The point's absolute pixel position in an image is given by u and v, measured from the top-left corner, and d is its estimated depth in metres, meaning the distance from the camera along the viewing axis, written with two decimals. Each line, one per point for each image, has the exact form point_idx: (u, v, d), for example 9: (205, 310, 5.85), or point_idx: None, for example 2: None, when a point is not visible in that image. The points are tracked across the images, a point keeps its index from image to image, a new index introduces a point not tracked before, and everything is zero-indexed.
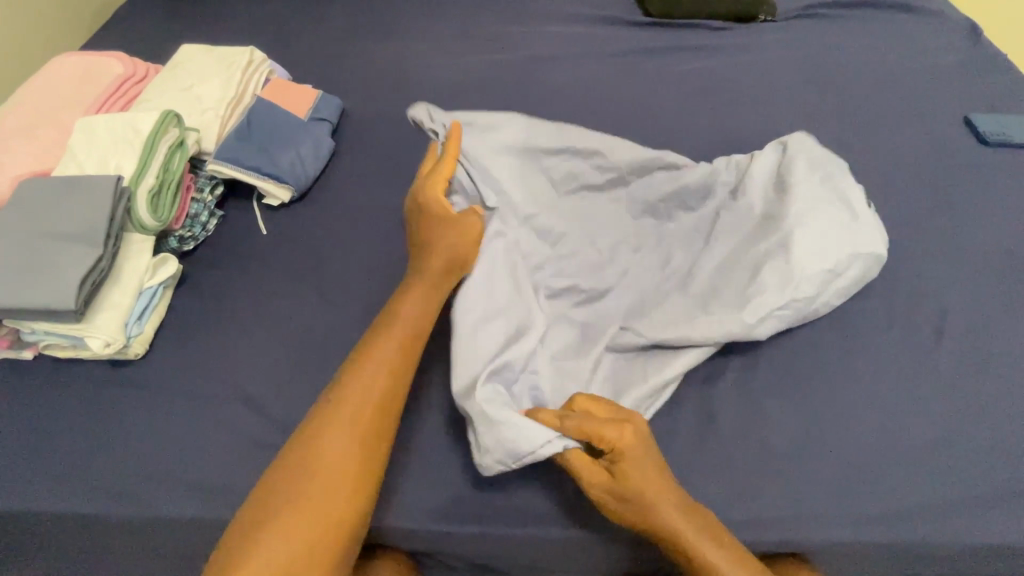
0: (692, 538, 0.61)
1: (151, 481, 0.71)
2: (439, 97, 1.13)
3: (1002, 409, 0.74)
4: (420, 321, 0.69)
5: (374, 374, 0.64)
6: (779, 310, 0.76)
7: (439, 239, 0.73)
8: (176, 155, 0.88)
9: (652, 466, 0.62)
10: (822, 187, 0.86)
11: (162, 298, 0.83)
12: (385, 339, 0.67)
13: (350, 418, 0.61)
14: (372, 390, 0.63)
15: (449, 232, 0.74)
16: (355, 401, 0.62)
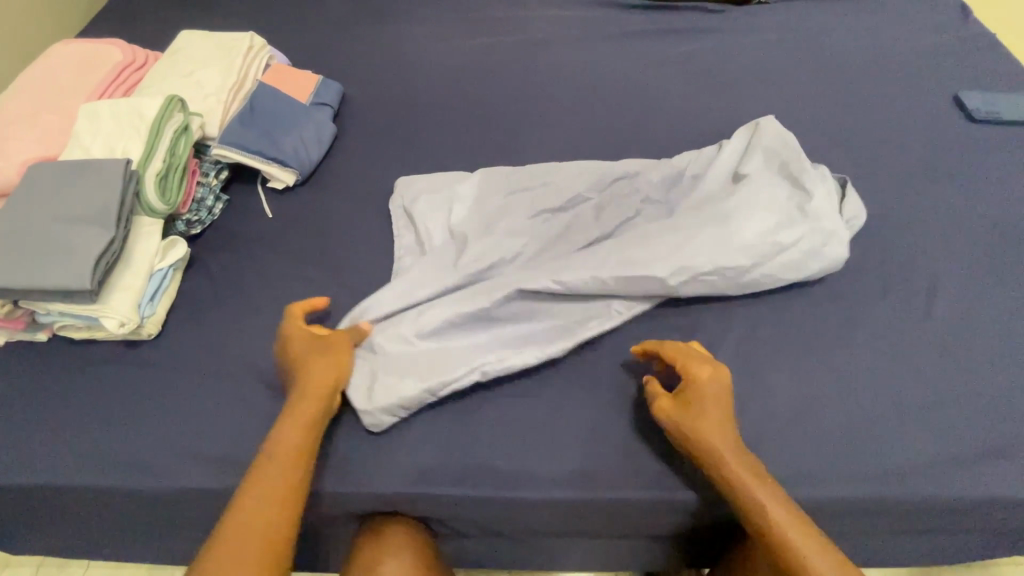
0: (732, 470, 0.63)
1: (171, 454, 0.73)
2: (438, 81, 1.15)
3: (986, 371, 0.78)
4: (306, 439, 0.65)
5: (253, 498, 0.60)
6: (748, 270, 0.80)
7: (309, 361, 0.71)
8: (182, 139, 0.89)
9: (712, 402, 0.68)
10: (779, 175, 0.89)
11: (172, 280, 0.85)
12: (269, 464, 0.63)
13: (232, 541, 0.57)
14: (253, 515, 0.59)
15: (315, 355, 0.72)
16: (238, 530, 0.57)
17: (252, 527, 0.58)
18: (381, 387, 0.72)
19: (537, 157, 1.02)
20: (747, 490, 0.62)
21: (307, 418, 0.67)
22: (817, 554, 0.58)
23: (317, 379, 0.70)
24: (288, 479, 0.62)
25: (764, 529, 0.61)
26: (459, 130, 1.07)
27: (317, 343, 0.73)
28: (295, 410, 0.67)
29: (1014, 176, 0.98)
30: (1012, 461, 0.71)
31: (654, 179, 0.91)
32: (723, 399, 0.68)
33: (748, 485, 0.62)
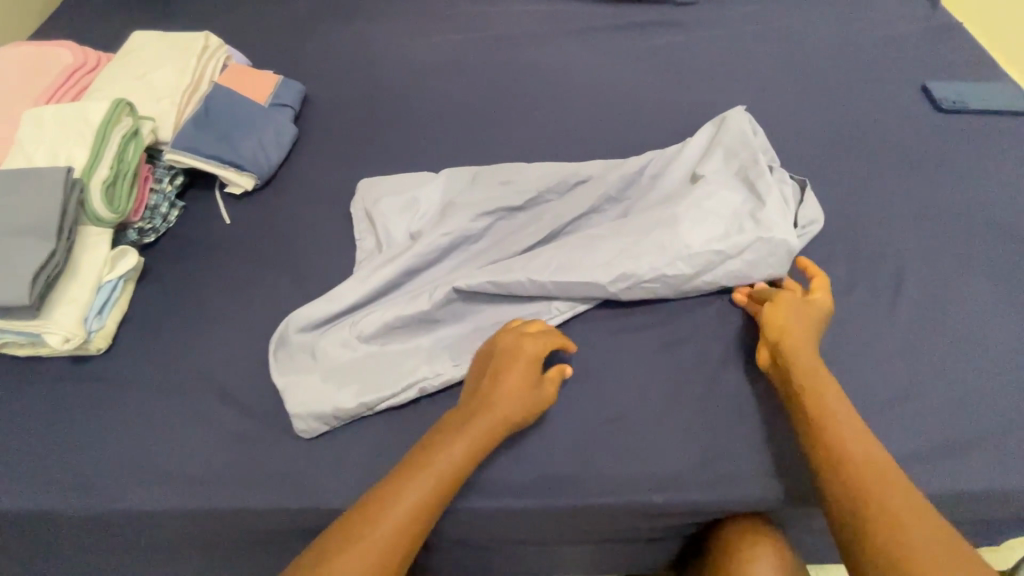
0: (813, 381, 0.67)
1: (120, 474, 0.70)
2: (403, 78, 1.12)
3: (951, 363, 0.77)
4: (438, 500, 0.61)
5: (411, 500, 0.59)
6: (701, 269, 0.79)
7: (508, 379, 0.68)
8: (131, 145, 0.86)
9: (811, 325, 0.73)
10: (735, 177, 0.88)
11: (123, 292, 0.81)
12: (396, 510, 0.59)
13: (380, 532, 0.57)
14: (406, 516, 0.58)
15: (526, 375, 0.69)
16: (390, 526, 0.57)
17: (398, 526, 0.58)
18: (317, 394, 0.72)
19: (503, 156, 1.00)
20: (824, 402, 0.65)
21: (477, 443, 0.64)
22: (875, 459, 0.60)
23: (503, 407, 0.67)
24: (403, 542, 0.57)
25: (826, 436, 0.62)
26: (424, 129, 1.04)
27: (528, 377, 0.69)
28: (470, 428, 0.65)
29: (979, 166, 0.99)
30: (977, 452, 0.71)
31: (612, 181, 0.90)
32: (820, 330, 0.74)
33: (825, 397, 0.65)
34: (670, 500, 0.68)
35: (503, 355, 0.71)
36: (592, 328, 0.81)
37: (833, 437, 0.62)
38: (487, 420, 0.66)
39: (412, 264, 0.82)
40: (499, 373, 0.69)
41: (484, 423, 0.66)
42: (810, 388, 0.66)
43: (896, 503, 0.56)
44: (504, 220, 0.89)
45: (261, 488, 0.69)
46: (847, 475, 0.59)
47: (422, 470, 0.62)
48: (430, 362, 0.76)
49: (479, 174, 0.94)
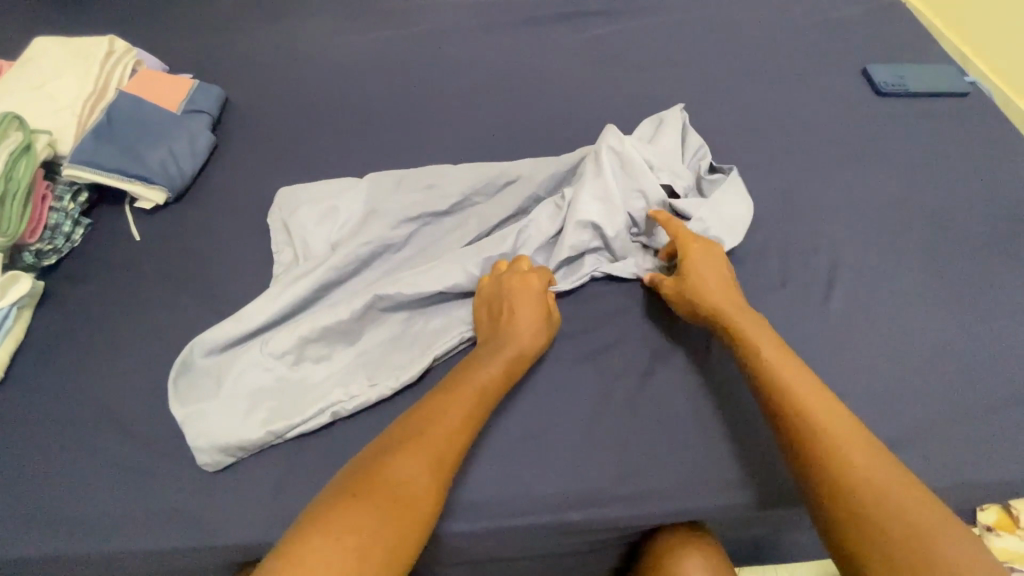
0: (775, 359, 0.64)
1: (9, 518, 0.65)
2: (328, 78, 1.06)
3: (883, 357, 0.75)
4: (477, 412, 0.65)
5: (458, 408, 0.63)
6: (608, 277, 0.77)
7: (525, 311, 0.71)
8: (22, 161, 0.80)
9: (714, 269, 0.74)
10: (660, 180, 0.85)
11: (17, 320, 0.76)
12: (442, 422, 0.62)
13: (423, 449, 0.59)
14: (447, 437, 0.61)
15: (541, 309, 0.73)
16: (437, 438, 0.60)
17: (438, 442, 0.60)
18: (221, 423, 0.68)
19: (430, 157, 0.95)
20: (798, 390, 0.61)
21: (506, 366, 0.68)
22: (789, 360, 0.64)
23: (524, 337, 0.70)
24: (453, 450, 0.61)
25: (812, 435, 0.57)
26: (349, 131, 0.99)
27: (546, 305, 0.74)
28: (501, 353, 0.69)
29: (918, 151, 0.97)
30: (909, 448, 0.69)
31: (544, 183, 0.87)
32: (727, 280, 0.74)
33: (796, 381, 0.62)
34: (589, 517, 0.66)
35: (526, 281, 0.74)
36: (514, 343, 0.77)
37: (820, 432, 0.57)
38: (525, 339, 0.70)
39: (324, 280, 0.78)
40: (513, 308, 0.71)
41: (523, 340, 0.70)
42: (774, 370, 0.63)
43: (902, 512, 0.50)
44: (423, 229, 0.85)
45: (162, 525, 0.65)
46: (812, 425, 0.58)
47: (462, 385, 0.65)
48: (345, 387, 0.72)
49: (402, 177, 0.89)
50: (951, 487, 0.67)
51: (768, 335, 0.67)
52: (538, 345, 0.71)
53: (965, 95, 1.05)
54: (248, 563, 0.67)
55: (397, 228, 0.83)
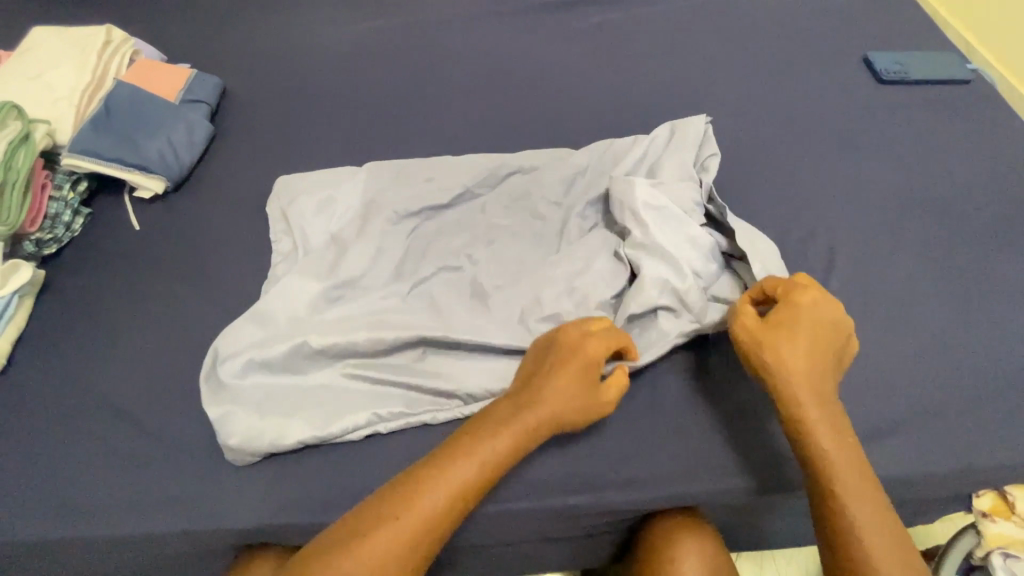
0: (834, 456, 0.59)
1: (14, 502, 0.66)
2: (326, 68, 1.06)
3: (880, 344, 0.76)
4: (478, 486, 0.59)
5: (452, 480, 0.58)
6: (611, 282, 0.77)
7: (568, 377, 0.64)
8: (21, 151, 0.81)
9: (809, 333, 0.65)
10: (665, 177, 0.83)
11: (19, 308, 0.77)
12: (433, 492, 0.57)
13: (400, 526, 0.55)
14: (432, 513, 0.56)
15: (580, 375, 0.65)
16: (421, 514, 0.56)
17: (426, 525, 0.56)
18: (248, 425, 0.68)
19: (428, 147, 0.95)
20: (844, 488, 0.58)
21: (526, 436, 0.62)
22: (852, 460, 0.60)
23: (556, 405, 0.63)
24: (434, 528, 0.56)
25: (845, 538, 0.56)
26: (347, 121, 0.99)
27: (589, 372, 0.65)
28: (520, 418, 0.62)
29: (918, 139, 0.96)
30: (902, 435, 0.69)
31: (551, 183, 0.87)
32: (825, 347, 0.65)
33: (844, 478, 0.58)
34: (587, 501, 0.67)
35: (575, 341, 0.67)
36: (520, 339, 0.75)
37: (857, 543, 0.56)
38: (548, 409, 0.63)
39: (327, 276, 0.78)
40: (556, 366, 0.65)
41: (546, 408, 0.63)
42: (827, 462, 0.59)
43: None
44: (426, 222, 0.85)
45: (162, 510, 0.66)
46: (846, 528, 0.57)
47: (467, 450, 0.60)
48: (381, 397, 0.71)
49: (402, 169, 0.89)
50: (944, 473, 0.68)
51: (834, 419, 0.62)
52: (563, 417, 0.63)
53: (967, 82, 1.04)
54: (248, 547, 0.68)
55: (398, 222, 0.84)
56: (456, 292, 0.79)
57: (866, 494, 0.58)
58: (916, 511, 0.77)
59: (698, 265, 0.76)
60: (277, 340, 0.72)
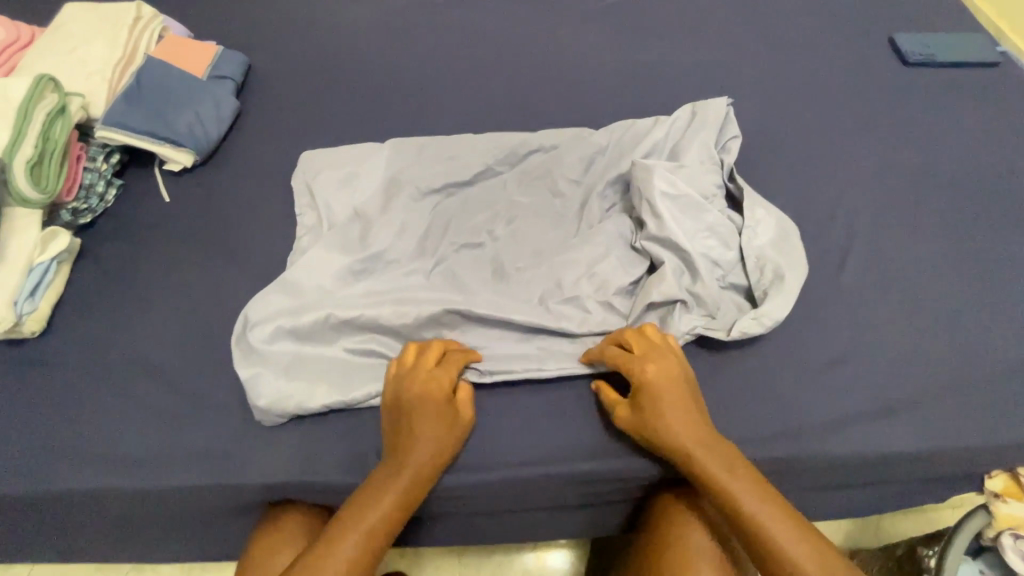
0: (753, 508, 0.60)
1: (54, 455, 0.70)
2: (348, 46, 1.07)
3: (895, 323, 0.76)
4: (376, 549, 0.60)
5: (348, 553, 0.59)
6: (629, 266, 0.79)
7: (424, 422, 0.65)
8: (57, 123, 0.83)
9: (678, 392, 0.66)
10: (685, 160, 0.84)
11: (57, 274, 0.80)
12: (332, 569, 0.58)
13: None
14: None
15: (440, 420, 0.65)
16: None
17: None
18: (277, 388, 0.71)
19: (449, 125, 0.96)
20: (773, 535, 0.59)
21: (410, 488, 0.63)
22: (754, 489, 0.61)
23: (423, 451, 0.64)
24: None
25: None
26: (369, 98, 1.00)
27: (445, 413, 0.66)
28: (393, 479, 0.63)
29: (944, 122, 0.95)
30: (914, 412, 0.70)
31: (572, 163, 0.88)
32: (689, 402, 0.66)
33: (770, 525, 0.59)
34: (599, 468, 0.69)
35: (426, 388, 0.67)
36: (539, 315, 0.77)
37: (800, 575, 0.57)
38: (418, 457, 0.63)
39: (351, 251, 0.81)
40: (415, 419, 0.65)
41: (416, 457, 0.63)
42: (752, 518, 0.60)
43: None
44: (446, 199, 0.87)
45: (195, 466, 0.69)
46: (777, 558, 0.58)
47: (352, 522, 0.60)
48: None
49: (423, 147, 0.91)
50: (953, 449, 0.69)
51: (725, 457, 0.63)
52: (434, 459, 0.64)
53: (995, 65, 1.02)
54: (276, 503, 0.71)
55: (420, 199, 0.86)
56: (478, 270, 0.81)
57: (789, 525, 0.60)
58: (922, 488, 0.78)
59: (716, 249, 0.77)
60: (306, 310, 0.75)
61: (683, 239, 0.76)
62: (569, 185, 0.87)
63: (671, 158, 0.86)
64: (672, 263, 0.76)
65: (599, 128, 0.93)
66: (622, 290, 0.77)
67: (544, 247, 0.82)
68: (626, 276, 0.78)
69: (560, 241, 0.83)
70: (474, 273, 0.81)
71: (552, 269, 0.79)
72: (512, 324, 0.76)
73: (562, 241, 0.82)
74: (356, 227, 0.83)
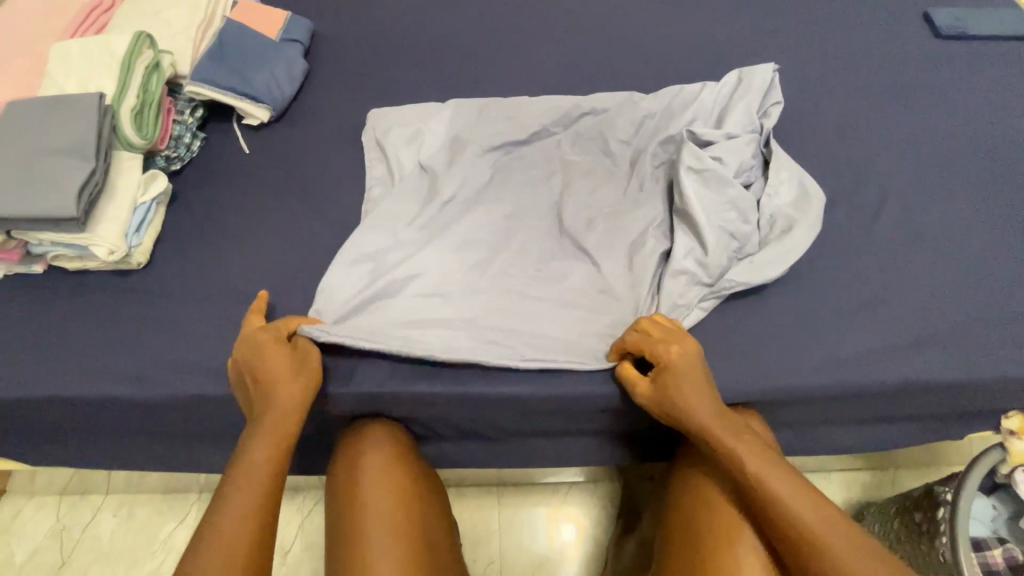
0: (757, 466, 0.65)
1: (164, 367, 0.78)
2: (407, 13, 1.13)
3: (923, 272, 0.82)
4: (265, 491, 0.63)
5: (241, 501, 0.62)
6: (656, 229, 0.84)
7: (275, 365, 0.69)
8: (153, 77, 0.91)
9: (696, 369, 0.69)
10: (727, 126, 0.89)
11: (157, 213, 0.88)
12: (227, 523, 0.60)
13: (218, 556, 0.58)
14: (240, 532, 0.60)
15: (284, 364, 0.70)
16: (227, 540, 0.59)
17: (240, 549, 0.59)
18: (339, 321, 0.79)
19: (504, 87, 1.03)
20: (775, 490, 0.64)
21: (279, 428, 0.67)
22: (759, 458, 0.66)
23: (278, 394, 0.68)
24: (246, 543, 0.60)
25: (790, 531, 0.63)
26: (428, 62, 1.07)
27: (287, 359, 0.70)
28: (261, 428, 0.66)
29: (976, 91, 1.00)
30: (940, 348, 0.77)
31: (623, 125, 0.94)
32: (704, 376, 0.70)
33: (770, 479, 0.64)
34: None
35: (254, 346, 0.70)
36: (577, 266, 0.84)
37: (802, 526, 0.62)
38: (274, 400, 0.68)
39: (420, 202, 0.89)
40: (257, 373, 0.69)
41: (270, 402, 0.68)
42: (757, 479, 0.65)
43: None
44: (505, 157, 0.94)
45: None
46: (783, 518, 0.63)
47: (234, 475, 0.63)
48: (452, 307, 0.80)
49: (483, 108, 0.97)
50: (974, 381, 0.76)
51: (734, 429, 0.68)
52: (288, 394, 0.68)
53: None
54: (360, 416, 0.81)
55: (481, 155, 0.93)
56: (523, 229, 0.87)
57: (794, 485, 0.65)
58: (939, 424, 0.86)
59: (735, 222, 0.82)
60: (370, 261, 0.83)
61: (703, 210, 0.81)
62: (618, 146, 0.93)
63: (717, 122, 0.92)
64: (691, 230, 0.81)
65: (649, 94, 0.99)
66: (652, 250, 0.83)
67: (593, 203, 0.88)
68: (652, 238, 0.84)
69: (607, 197, 0.89)
70: (526, 225, 0.88)
71: (601, 224, 0.86)
72: (558, 269, 0.83)
73: (610, 198, 0.89)
74: (424, 180, 0.91)
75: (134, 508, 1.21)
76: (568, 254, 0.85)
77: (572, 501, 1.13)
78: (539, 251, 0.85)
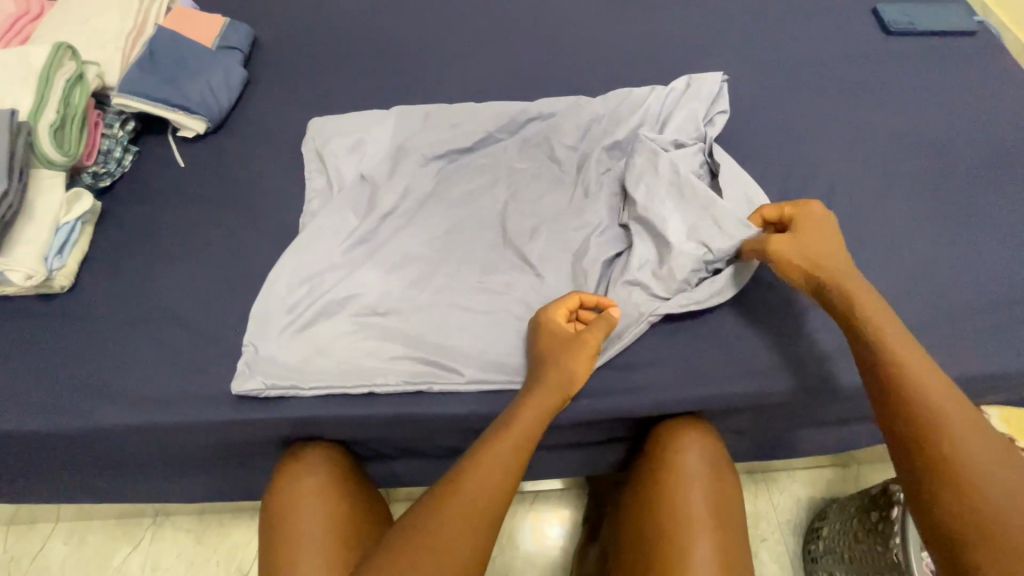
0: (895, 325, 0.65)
1: (89, 395, 0.75)
2: (352, 17, 1.10)
3: (871, 272, 0.82)
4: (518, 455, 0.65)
5: (492, 463, 0.64)
6: (604, 236, 0.83)
7: (554, 349, 0.71)
8: (76, 90, 0.86)
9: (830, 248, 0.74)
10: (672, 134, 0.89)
11: (82, 233, 0.84)
12: (474, 475, 0.63)
13: (455, 506, 0.61)
14: (484, 493, 0.63)
15: (566, 341, 0.71)
16: (470, 493, 0.62)
17: (480, 502, 0.62)
18: (275, 341, 0.76)
19: (451, 92, 1.00)
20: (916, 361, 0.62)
21: (564, 378, 0.69)
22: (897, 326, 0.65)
23: (558, 368, 0.69)
24: (496, 497, 0.63)
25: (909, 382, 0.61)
26: (373, 67, 1.04)
27: (571, 336, 0.71)
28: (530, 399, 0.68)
29: (924, 87, 1.00)
30: None
31: (569, 129, 0.92)
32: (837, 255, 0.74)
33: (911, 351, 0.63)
34: (597, 405, 0.74)
35: (554, 327, 0.72)
36: (523, 276, 0.81)
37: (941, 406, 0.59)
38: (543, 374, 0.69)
39: (358, 215, 0.86)
40: (543, 346, 0.72)
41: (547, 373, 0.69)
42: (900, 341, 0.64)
43: (962, 444, 0.57)
44: (450, 166, 0.91)
45: (220, 404, 0.74)
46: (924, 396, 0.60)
47: (498, 438, 0.66)
48: (393, 324, 0.78)
49: (426, 114, 0.95)
50: None
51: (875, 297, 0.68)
52: (560, 362, 0.70)
53: (972, 34, 1.07)
54: (299, 439, 0.78)
55: (425, 164, 0.91)
56: (466, 241, 0.85)
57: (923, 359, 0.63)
58: None
59: (701, 234, 0.79)
60: (304, 282, 0.80)
61: (658, 215, 0.81)
62: (564, 152, 0.91)
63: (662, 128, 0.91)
64: (646, 238, 0.81)
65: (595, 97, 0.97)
66: (601, 258, 0.81)
67: (538, 211, 0.86)
68: (602, 244, 0.82)
69: (553, 206, 0.87)
70: (468, 237, 0.85)
71: (544, 232, 0.84)
72: (503, 281, 0.81)
73: (556, 206, 0.87)
74: (363, 191, 0.88)
75: (86, 535, 1.16)
76: (515, 265, 0.83)
77: (544, 508, 1.08)
78: (483, 261, 0.83)
